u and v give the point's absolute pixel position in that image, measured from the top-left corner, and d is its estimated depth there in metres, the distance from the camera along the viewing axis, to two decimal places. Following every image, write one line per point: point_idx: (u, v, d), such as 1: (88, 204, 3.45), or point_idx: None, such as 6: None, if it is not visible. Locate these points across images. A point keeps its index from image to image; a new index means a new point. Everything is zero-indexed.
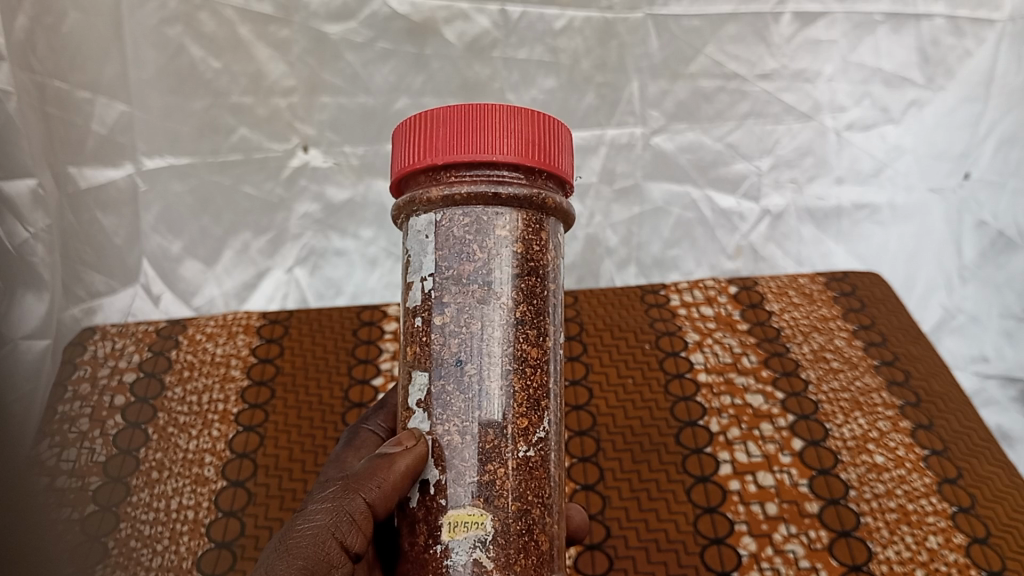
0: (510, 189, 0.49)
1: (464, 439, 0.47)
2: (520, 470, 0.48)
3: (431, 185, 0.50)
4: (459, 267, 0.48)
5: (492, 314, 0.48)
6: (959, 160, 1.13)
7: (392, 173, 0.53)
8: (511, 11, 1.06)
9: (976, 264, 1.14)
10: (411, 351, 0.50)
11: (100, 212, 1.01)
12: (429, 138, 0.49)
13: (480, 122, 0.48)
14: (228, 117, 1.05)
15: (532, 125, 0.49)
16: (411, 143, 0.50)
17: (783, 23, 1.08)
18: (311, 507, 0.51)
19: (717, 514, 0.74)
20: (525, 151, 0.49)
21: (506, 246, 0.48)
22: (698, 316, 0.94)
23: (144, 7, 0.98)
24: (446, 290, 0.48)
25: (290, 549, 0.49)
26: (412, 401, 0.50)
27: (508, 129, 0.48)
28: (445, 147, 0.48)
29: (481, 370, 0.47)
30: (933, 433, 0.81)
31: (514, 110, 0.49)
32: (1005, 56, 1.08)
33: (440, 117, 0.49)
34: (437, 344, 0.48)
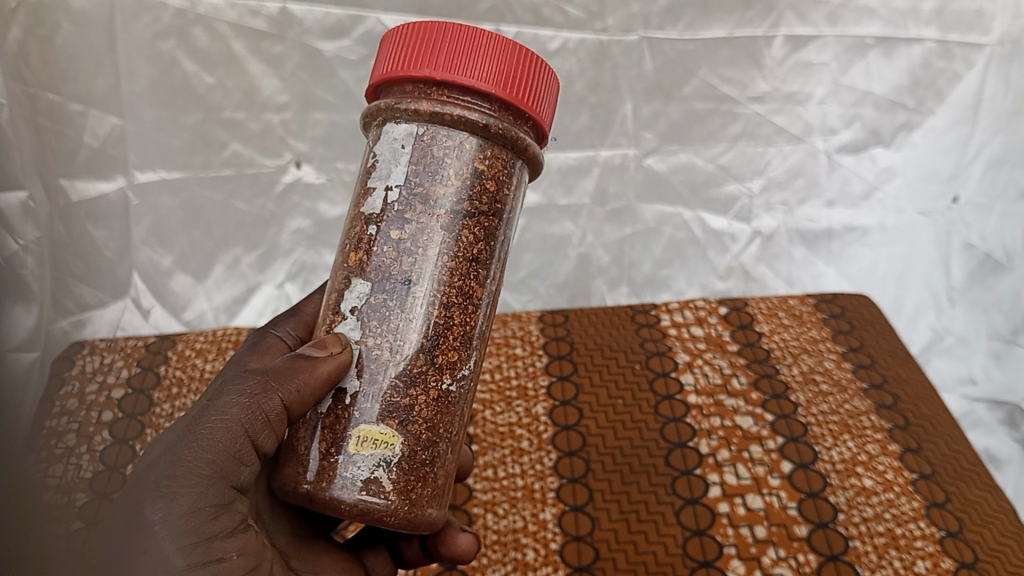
0: (499, 123, 0.49)
1: (399, 361, 0.48)
2: (438, 402, 0.49)
3: (419, 97, 0.49)
4: (430, 188, 0.48)
5: (451, 241, 0.48)
6: (949, 183, 1.14)
7: (375, 73, 0.51)
8: (505, 32, 1.02)
9: (964, 286, 1.16)
10: (354, 257, 0.50)
11: (89, 225, 1.01)
12: (427, 52, 0.48)
13: (484, 53, 0.48)
14: (219, 132, 1.04)
15: (529, 70, 0.50)
16: (405, 49, 0.49)
17: (775, 46, 1.06)
18: (232, 388, 0.51)
19: (706, 536, 0.74)
20: (515, 94, 0.49)
21: (479, 177, 0.49)
22: (687, 336, 0.95)
23: (136, 20, 0.95)
24: (414, 207, 0.48)
25: (200, 438, 0.49)
26: (346, 306, 0.49)
27: (511, 67, 0.48)
28: (443, 65, 0.47)
29: (431, 292, 0.48)
30: (921, 456, 0.82)
31: (520, 50, 0.49)
32: (993, 81, 1.07)
33: (447, 32, 0.48)
34: (392, 258, 0.48)
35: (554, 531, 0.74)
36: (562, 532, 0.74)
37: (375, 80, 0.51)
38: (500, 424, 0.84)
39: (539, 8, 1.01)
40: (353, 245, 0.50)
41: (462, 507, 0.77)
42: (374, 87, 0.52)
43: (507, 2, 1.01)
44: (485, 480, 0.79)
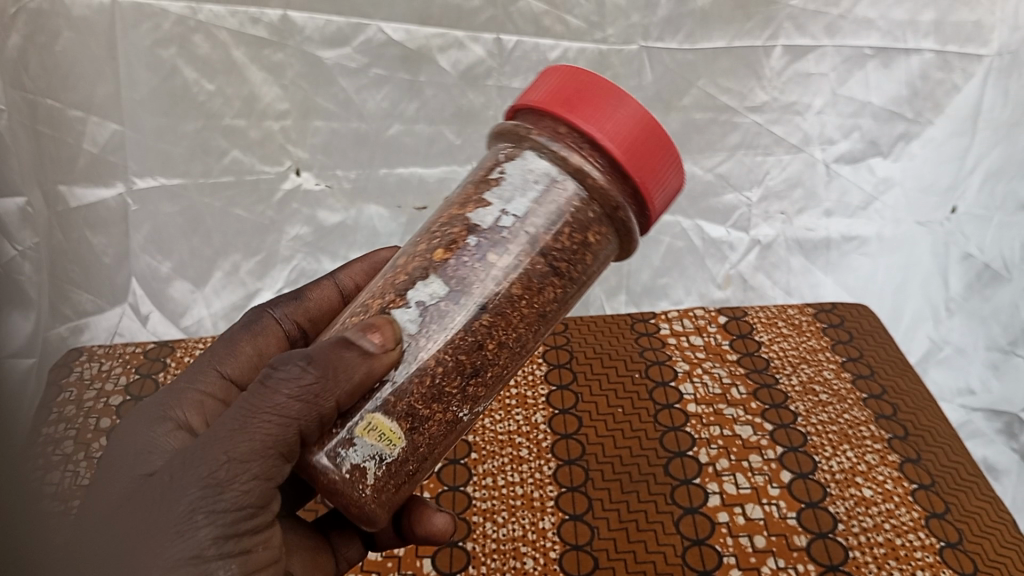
0: (626, 212, 0.49)
1: (449, 375, 0.47)
2: (445, 425, 0.48)
3: (568, 145, 0.48)
4: (542, 233, 0.48)
5: (529, 284, 0.48)
6: (947, 194, 1.15)
7: (534, 94, 0.50)
8: (505, 40, 1.03)
9: (963, 296, 1.17)
10: (440, 254, 0.49)
11: (89, 232, 1.03)
12: (592, 108, 0.48)
13: (642, 141, 0.48)
14: (219, 139, 1.04)
15: (672, 174, 0.50)
16: (573, 94, 0.49)
17: (774, 57, 1.06)
18: (290, 363, 0.45)
19: (705, 546, 0.73)
20: (652, 191, 0.49)
21: (580, 242, 0.49)
22: (687, 346, 0.95)
23: (137, 28, 0.94)
24: (515, 242, 0.48)
25: (253, 424, 0.45)
26: (412, 293, 0.48)
27: (661, 171, 0.49)
28: (606, 130, 0.47)
29: (504, 331, 0.48)
30: (920, 467, 0.82)
31: (672, 159, 0.50)
32: (991, 92, 1.07)
33: (626, 111, 0.48)
34: (481, 280, 0.47)
35: (552, 539, 0.74)
36: (561, 541, 0.74)
37: (524, 101, 0.51)
38: (500, 432, 0.84)
39: (540, 17, 1.02)
40: (441, 241, 0.49)
41: (461, 516, 0.76)
42: (518, 106, 0.51)
43: (507, 12, 1.01)
44: (484, 488, 0.79)
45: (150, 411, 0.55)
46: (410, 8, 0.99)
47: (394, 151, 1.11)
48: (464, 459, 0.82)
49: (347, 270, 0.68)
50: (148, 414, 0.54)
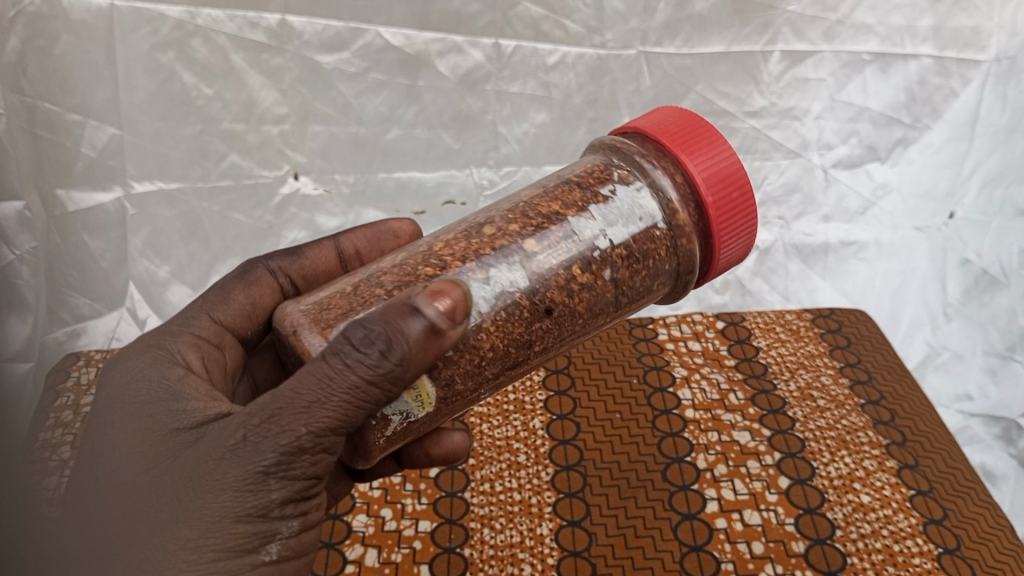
0: (694, 265, 0.56)
1: (501, 364, 0.51)
2: (468, 399, 0.52)
3: (676, 189, 0.55)
4: (621, 271, 0.53)
5: (592, 306, 0.53)
6: (945, 200, 1.16)
7: (661, 131, 0.56)
8: (504, 45, 1.03)
9: (959, 302, 1.16)
10: (530, 245, 0.52)
11: (87, 236, 1.03)
12: (710, 164, 0.54)
13: (734, 207, 0.55)
14: (219, 143, 1.05)
15: (742, 248, 0.57)
16: (694, 144, 0.55)
17: (772, 62, 1.07)
18: (372, 342, 0.43)
19: (703, 552, 0.73)
20: (725, 252, 0.56)
21: (647, 285, 0.55)
22: (685, 351, 0.95)
23: (136, 32, 0.95)
24: (602, 266, 0.52)
25: (328, 401, 0.44)
26: (494, 271, 0.50)
27: (736, 241, 0.56)
28: (712, 188, 0.54)
29: (559, 340, 0.53)
30: (918, 473, 0.82)
31: (749, 234, 0.56)
32: (989, 97, 1.08)
33: (733, 178, 0.54)
34: (560, 289, 0.51)
35: (550, 546, 0.74)
36: (559, 547, 0.74)
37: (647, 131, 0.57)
38: (498, 438, 0.84)
39: (539, 22, 1.02)
40: (533, 230, 0.52)
41: (458, 522, 0.76)
42: (640, 132, 0.57)
43: (506, 17, 1.01)
44: (482, 494, 0.79)
45: (153, 361, 0.56)
46: (409, 13, 0.99)
47: (393, 155, 1.11)
48: (462, 464, 0.82)
49: (350, 234, 0.70)
50: (151, 362, 0.55)
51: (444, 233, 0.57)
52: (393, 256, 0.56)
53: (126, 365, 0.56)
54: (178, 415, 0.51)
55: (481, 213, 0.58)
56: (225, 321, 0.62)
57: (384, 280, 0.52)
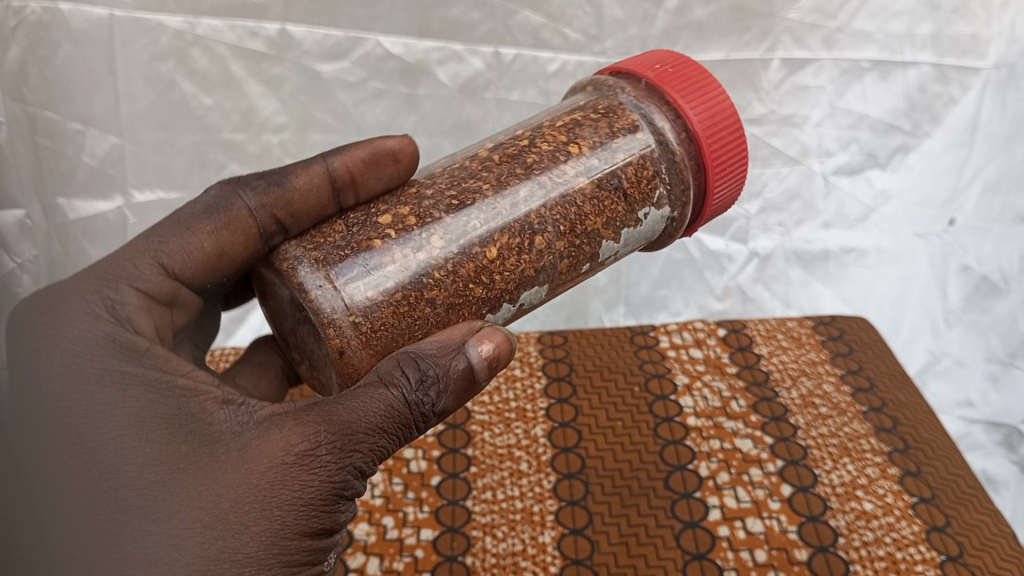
0: (685, 212, 0.60)
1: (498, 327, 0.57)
2: None
3: (679, 140, 0.58)
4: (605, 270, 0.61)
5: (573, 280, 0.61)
6: (945, 206, 1.15)
7: (664, 77, 0.59)
8: (504, 53, 1.03)
9: (961, 308, 1.17)
10: (564, 265, 0.55)
11: (88, 244, 1.03)
12: (709, 114, 0.58)
13: (727, 150, 0.58)
14: (218, 153, 1.05)
15: (729, 195, 0.61)
16: (688, 85, 0.59)
17: (771, 69, 1.07)
18: (431, 390, 0.49)
19: (706, 560, 0.73)
20: (717, 192, 0.59)
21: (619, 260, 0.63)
22: (686, 358, 0.95)
23: (135, 42, 0.95)
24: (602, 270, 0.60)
25: (389, 429, 0.49)
26: (525, 294, 0.54)
27: (727, 188, 0.60)
28: (706, 129, 0.57)
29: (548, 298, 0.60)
30: (921, 480, 0.82)
31: (738, 180, 0.60)
32: (989, 104, 1.08)
33: (729, 129, 0.58)
34: (565, 285, 0.58)
35: (552, 554, 0.74)
36: (561, 555, 0.74)
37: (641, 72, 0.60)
38: (499, 446, 0.84)
39: (539, 30, 1.02)
40: (569, 253, 0.55)
41: (461, 531, 0.76)
42: (640, 78, 0.60)
43: (506, 25, 1.01)
44: (484, 502, 0.79)
45: (115, 344, 0.54)
46: (410, 21, 1.00)
47: None
48: (463, 472, 0.81)
49: (344, 155, 0.59)
50: (113, 355, 0.53)
51: (484, 204, 0.53)
52: (429, 222, 0.52)
53: (85, 343, 0.53)
54: (189, 407, 0.51)
55: (523, 183, 0.54)
56: (171, 266, 0.58)
57: (433, 289, 0.51)
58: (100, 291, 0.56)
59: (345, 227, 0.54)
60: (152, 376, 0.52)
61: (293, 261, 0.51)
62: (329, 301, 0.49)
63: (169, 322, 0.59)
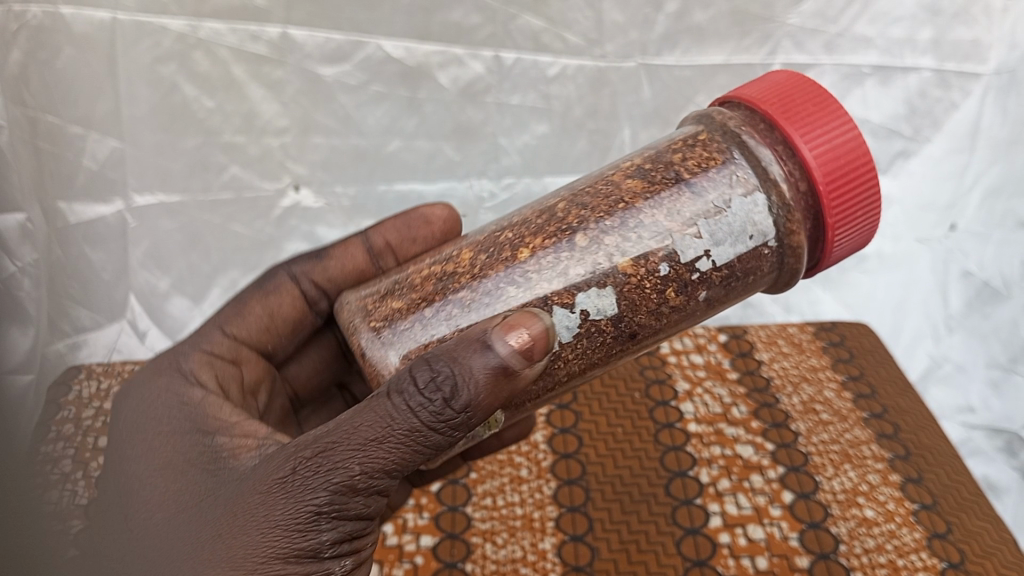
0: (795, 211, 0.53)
1: (585, 370, 0.54)
2: (575, 381, 0.54)
3: (765, 143, 0.54)
4: (714, 290, 0.54)
5: (679, 321, 0.55)
6: (946, 212, 1.17)
7: (749, 93, 0.57)
8: (504, 57, 1.03)
9: (962, 314, 1.15)
10: (625, 264, 0.52)
11: (88, 248, 1.03)
12: (800, 112, 0.54)
13: (844, 166, 0.52)
14: (219, 155, 1.05)
15: (857, 196, 0.53)
16: (776, 93, 0.56)
17: None
18: (433, 387, 0.46)
19: (706, 567, 0.73)
20: (839, 212, 0.53)
21: (743, 289, 0.56)
22: (687, 363, 0.95)
23: (138, 45, 0.95)
24: (700, 287, 0.53)
25: (385, 439, 0.47)
26: (580, 296, 0.51)
27: (844, 181, 0.53)
28: (793, 120, 0.53)
29: (647, 340, 0.54)
30: (922, 487, 0.82)
31: (860, 173, 0.53)
32: (990, 109, 1.08)
33: (827, 119, 0.53)
34: (653, 303, 0.52)
35: (553, 561, 0.74)
36: (562, 562, 0.74)
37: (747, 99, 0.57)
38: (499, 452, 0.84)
39: (539, 34, 1.02)
40: (625, 244, 0.52)
41: (461, 537, 0.76)
42: (727, 101, 0.59)
43: (506, 29, 1.01)
44: (485, 509, 0.79)
45: (176, 392, 0.62)
46: (410, 24, 0.99)
47: (394, 166, 1.12)
48: (464, 479, 0.82)
49: (380, 227, 0.72)
50: (172, 396, 0.62)
51: (532, 240, 0.54)
52: (467, 245, 0.58)
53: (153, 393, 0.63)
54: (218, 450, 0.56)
55: (563, 198, 0.57)
56: (235, 334, 0.69)
57: (462, 299, 0.53)
58: (179, 352, 0.67)
59: (404, 268, 0.61)
60: (198, 426, 0.59)
61: (342, 303, 0.59)
62: (368, 341, 0.53)
63: (234, 378, 0.67)
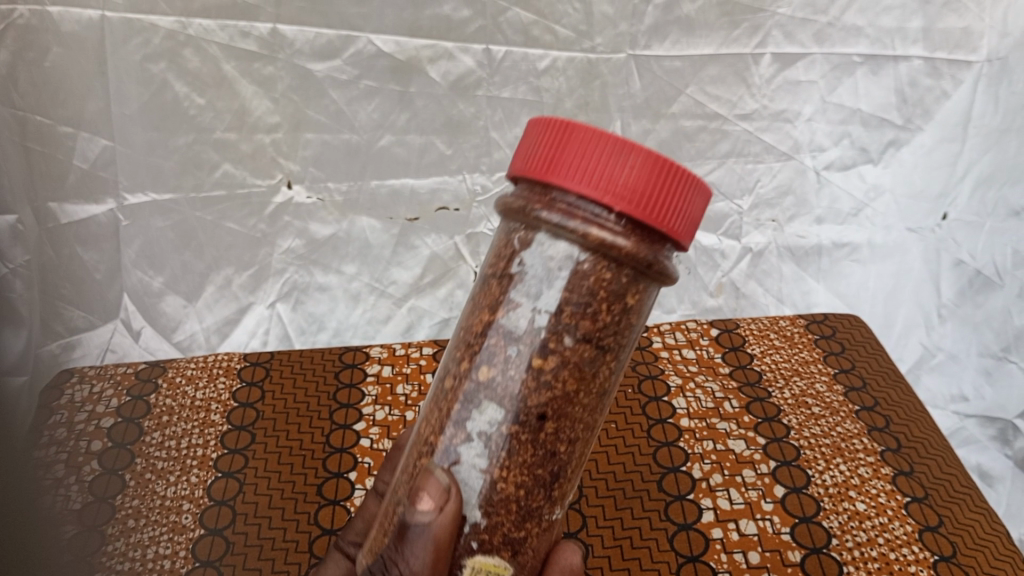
0: (608, 234, 0.42)
1: (532, 477, 0.45)
2: (533, 489, 0.45)
3: (543, 202, 0.44)
4: (583, 326, 0.43)
5: (580, 375, 0.44)
6: (937, 201, 1.16)
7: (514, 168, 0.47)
8: (495, 51, 1.03)
9: (954, 303, 1.18)
10: (485, 372, 0.44)
11: (80, 248, 1.03)
12: (553, 151, 0.44)
13: (570, 147, 0.43)
14: (210, 153, 1.04)
15: (652, 183, 0.42)
16: (527, 148, 0.46)
17: (763, 64, 1.06)
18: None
19: (699, 562, 0.73)
20: (597, 183, 0.42)
21: (619, 313, 0.44)
22: (679, 358, 0.95)
23: (127, 44, 0.94)
24: (562, 336, 0.43)
25: None
26: (471, 422, 0.45)
27: (630, 179, 0.42)
28: (548, 166, 0.43)
29: (563, 418, 0.44)
30: (913, 480, 0.82)
31: (635, 158, 0.42)
32: (981, 97, 1.08)
33: (577, 140, 0.43)
34: (528, 389, 0.43)
35: None
36: None
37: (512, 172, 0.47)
38: None
39: (529, 27, 1.01)
40: (468, 356, 0.46)
41: None
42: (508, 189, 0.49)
43: (496, 23, 1.00)
44: None
45: None
46: (400, 19, 0.99)
47: (387, 163, 1.11)
48: None
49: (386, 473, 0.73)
50: None
51: (433, 418, 0.48)
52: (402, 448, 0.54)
53: None
54: None
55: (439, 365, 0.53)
56: None
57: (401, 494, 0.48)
58: None
59: None
60: None
61: None
62: None
63: None
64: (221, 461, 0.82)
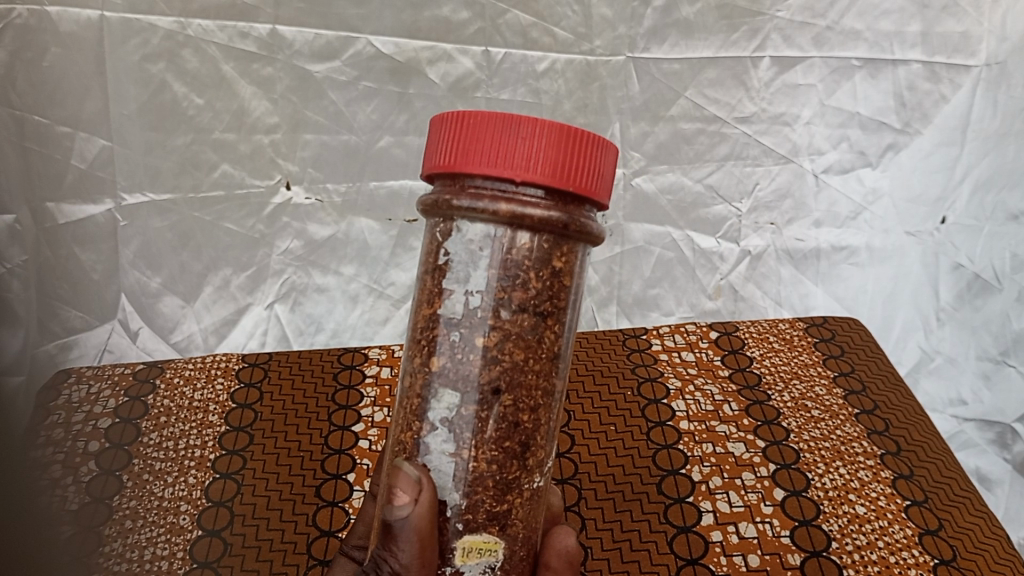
0: (528, 209, 0.42)
1: (497, 452, 0.44)
2: (501, 460, 0.44)
3: (456, 193, 0.44)
4: (519, 294, 0.43)
5: (525, 344, 0.44)
6: (937, 204, 1.15)
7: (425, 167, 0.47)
8: (494, 52, 1.03)
9: (953, 307, 1.18)
10: (435, 362, 0.45)
11: (78, 248, 1.02)
12: (453, 142, 0.44)
13: (468, 133, 0.43)
14: (209, 153, 1.03)
15: (557, 147, 0.42)
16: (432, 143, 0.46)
17: (761, 68, 1.07)
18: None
19: (699, 565, 0.73)
20: (503, 163, 0.42)
21: (555, 274, 0.44)
22: (679, 361, 0.95)
23: (126, 44, 0.95)
24: (500, 307, 0.43)
25: None
26: (433, 412, 0.45)
27: (534, 152, 0.42)
28: (453, 158, 0.44)
29: (518, 387, 0.44)
30: (913, 483, 0.82)
31: (535, 127, 0.42)
32: (980, 101, 1.09)
33: (474, 124, 0.43)
34: (481, 368, 0.44)
35: None
36: None
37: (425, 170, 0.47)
38: None
39: (528, 30, 1.02)
40: (423, 351, 0.46)
41: None
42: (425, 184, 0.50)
43: (495, 25, 1.01)
44: None
45: None
46: (398, 21, 1.00)
47: (386, 164, 1.09)
48: None
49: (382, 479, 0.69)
50: None
51: (401, 419, 0.48)
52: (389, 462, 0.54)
53: None
54: None
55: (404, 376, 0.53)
56: None
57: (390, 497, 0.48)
58: None
59: None
60: None
61: None
62: None
63: None
64: (218, 461, 0.82)
